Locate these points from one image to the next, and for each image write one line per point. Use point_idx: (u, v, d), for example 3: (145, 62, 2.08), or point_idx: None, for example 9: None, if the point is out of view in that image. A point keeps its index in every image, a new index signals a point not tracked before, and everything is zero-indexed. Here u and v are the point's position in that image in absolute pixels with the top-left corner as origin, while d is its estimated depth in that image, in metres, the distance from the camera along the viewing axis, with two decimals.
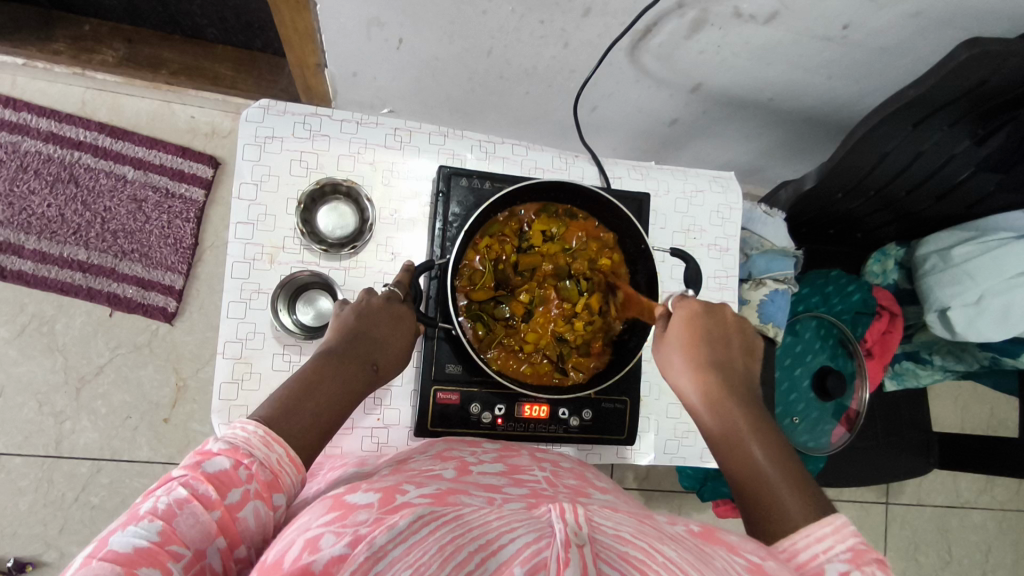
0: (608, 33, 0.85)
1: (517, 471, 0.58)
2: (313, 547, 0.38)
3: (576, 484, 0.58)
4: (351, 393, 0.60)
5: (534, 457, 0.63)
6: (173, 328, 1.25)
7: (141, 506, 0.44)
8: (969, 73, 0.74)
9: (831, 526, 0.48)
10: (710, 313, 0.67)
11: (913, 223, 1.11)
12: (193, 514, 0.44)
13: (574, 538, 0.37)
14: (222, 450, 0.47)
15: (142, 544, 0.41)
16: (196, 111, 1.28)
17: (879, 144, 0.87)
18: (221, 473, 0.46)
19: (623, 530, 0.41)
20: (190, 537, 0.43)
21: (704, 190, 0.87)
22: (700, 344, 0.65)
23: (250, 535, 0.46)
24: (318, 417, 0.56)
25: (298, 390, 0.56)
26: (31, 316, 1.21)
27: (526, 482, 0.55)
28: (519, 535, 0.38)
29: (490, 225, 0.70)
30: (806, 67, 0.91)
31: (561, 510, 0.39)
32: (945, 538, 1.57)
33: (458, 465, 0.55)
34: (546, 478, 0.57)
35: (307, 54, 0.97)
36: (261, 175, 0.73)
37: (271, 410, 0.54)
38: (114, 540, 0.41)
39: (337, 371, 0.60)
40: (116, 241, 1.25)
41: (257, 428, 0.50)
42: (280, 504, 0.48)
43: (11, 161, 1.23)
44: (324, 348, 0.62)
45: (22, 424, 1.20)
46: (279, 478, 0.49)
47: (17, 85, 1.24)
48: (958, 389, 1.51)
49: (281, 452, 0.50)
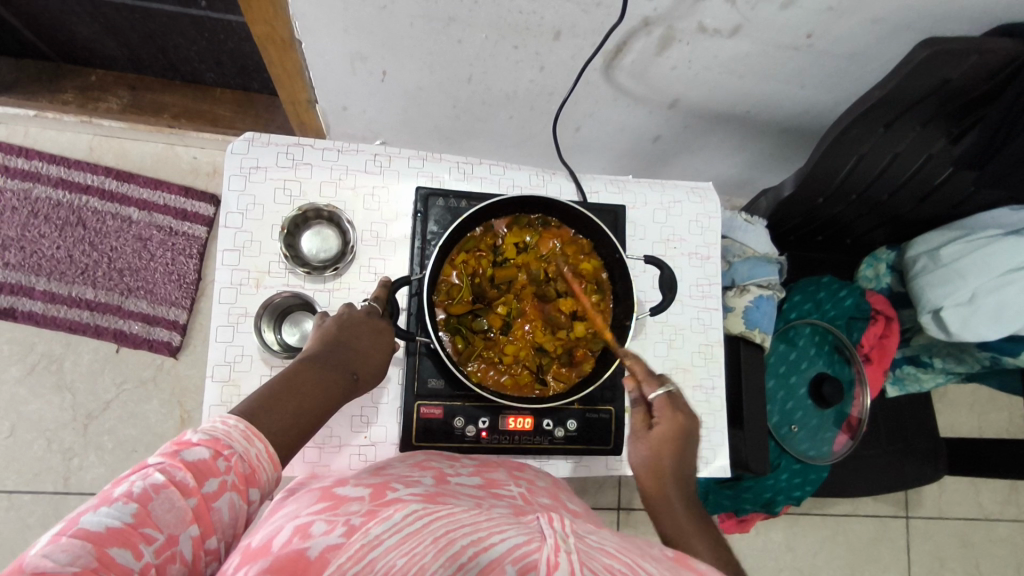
0: (581, 54, 0.88)
1: (493, 485, 0.58)
2: (304, 533, 0.39)
3: (549, 503, 0.56)
4: (331, 399, 0.61)
5: (511, 474, 0.63)
6: (178, 361, 1.28)
7: (115, 489, 0.44)
8: (930, 73, 0.75)
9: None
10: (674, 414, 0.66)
11: (901, 225, 1.11)
12: (170, 499, 0.44)
13: (563, 544, 0.38)
14: (201, 441, 0.48)
15: (114, 524, 0.42)
16: (198, 151, 1.33)
17: (854, 146, 0.88)
18: (199, 461, 0.46)
19: (608, 545, 0.41)
20: (165, 521, 0.43)
21: (682, 201, 0.88)
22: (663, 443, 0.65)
23: (222, 527, 0.46)
24: (299, 418, 0.56)
25: (280, 390, 0.57)
26: (40, 355, 1.25)
27: (503, 495, 0.55)
28: (509, 536, 0.39)
29: (466, 241, 0.72)
30: (777, 77, 0.93)
31: (549, 518, 0.41)
32: (971, 552, 1.51)
33: (437, 474, 0.56)
34: (521, 493, 0.57)
35: (297, 91, 1.01)
36: (247, 205, 0.76)
37: (252, 407, 0.54)
38: (85, 519, 0.41)
39: (319, 377, 0.60)
40: (122, 279, 1.30)
41: (238, 422, 0.51)
42: (253, 499, 0.49)
43: (23, 208, 1.29)
44: (307, 354, 0.62)
45: (33, 460, 1.22)
46: (257, 473, 0.49)
47: (29, 135, 1.30)
48: (971, 395, 1.48)
49: (261, 447, 0.51)
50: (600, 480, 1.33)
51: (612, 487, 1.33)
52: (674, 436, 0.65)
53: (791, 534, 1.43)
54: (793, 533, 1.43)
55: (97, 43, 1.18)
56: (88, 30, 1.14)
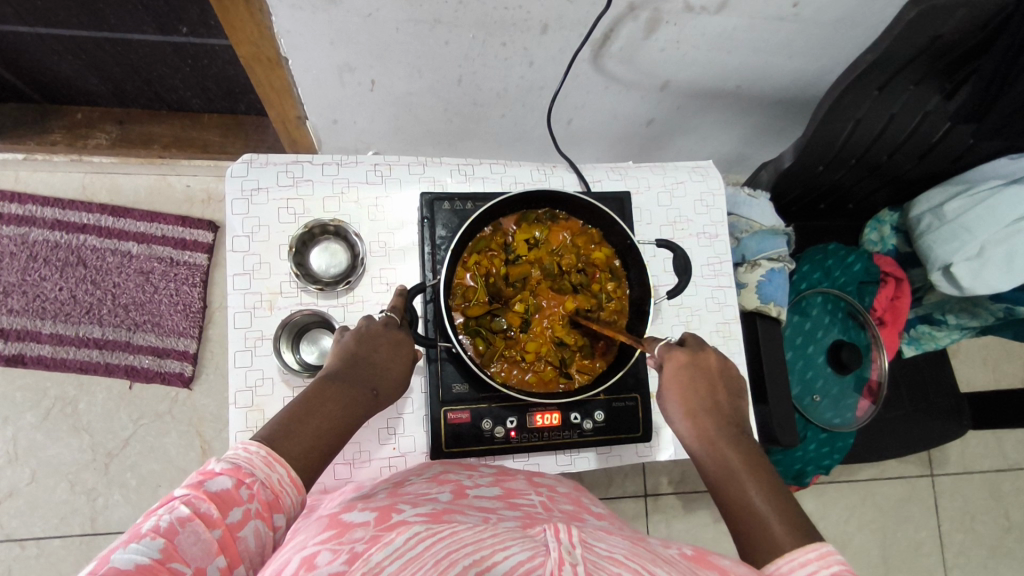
0: (569, 46, 0.88)
1: (513, 494, 0.56)
2: (309, 564, 0.39)
3: (571, 509, 0.56)
4: (351, 416, 0.60)
5: (530, 481, 0.62)
6: (192, 391, 1.28)
7: (142, 525, 0.43)
8: (921, 31, 0.75)
9: (817, 553, 0.46)
10: (694, 366, 0.66)
11: (902, 185, 1.11)
12: (195, 532, 0.43)
13: (568, 556, 0.37)
14: (224, 470, 0.47)
15: (143, 561, 0.40)
16: (191, 179, 1.33)
17: (850, 111, 0.88)
18: (222, 492, 0.45)
19: (617, 551, 0.40)
20: (191, 555, 0.42)
21: (684, 181, 0.88)
22: (694, 398, 0.65)
23: (249, 555, 0.45)
24: (320, 439, 0.56)
25: (300, 412, 0.57)
26: (54, 399, 1.24)
27: (520, 504, 0.54)
28: (513, 552, 0.37)
29: (477, 242, 0.72)
30: (766, 50, 0.92)
31: (555, 529, 0.39)
32: (1002, 505, 1.51)
33: (455, 488, 0.55)
34: (541, 501, 0.56)
35: (288, 109, 1.01)
36: (253, 227, 0.75)
37: (274, 431, 0.54)
38: (115, 558, 0.40)
39: (337, 394, 0.60)
40: (128, 315, 1.29)
41: (259, 448, 0.50)
42: (280, 524, 0.48)
43: (22, 252, 1.28)
44: (325, 372, 0.62)
45: (56, 505, 1.21)
46: (280, 499, 0.49)
47: (20, 179, 1.29)
48: (984, 348, 1.48)
49: (282, 473, 0.50)
50: (625, 468, 1.33)
51: (637, 474, 1.33)
52: (694, 383, 0.66)
53: (821, 504, 1.43)
54: (822, 503, 1.43)
55: (80, 80, 1.17)
56: (70, 68, 1.13)
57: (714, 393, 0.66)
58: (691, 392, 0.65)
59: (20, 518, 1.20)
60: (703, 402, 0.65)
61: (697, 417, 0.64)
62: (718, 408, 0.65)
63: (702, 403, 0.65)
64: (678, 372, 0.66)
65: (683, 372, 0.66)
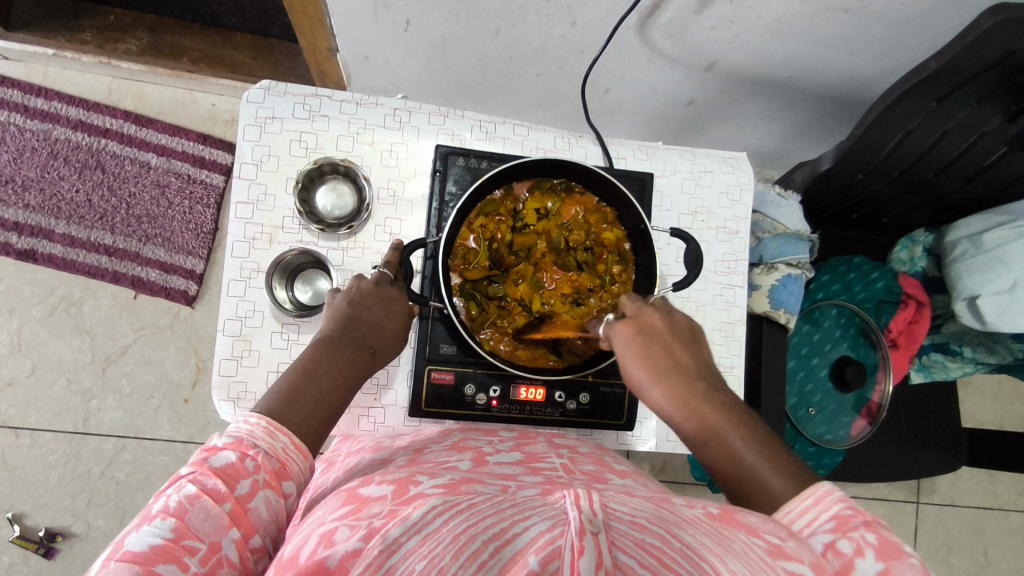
0: (616, 10, 0.83)
1: (534, 459, 0.55)
2: (328, 541, 0.38)
3: (593, 470, 0.55)
4: (351, 378, 0.59)
5: (551, 444, 0.61)
6: (195, 310, 1.29)
7: (153, 506, 0.44)
8: (993, 45, 0.69)
9: (814, 498, 0.48)
10: (642, 334, 0.61)
11: (943, 207, 1.05)
12: (205, 509, 0.43)
13: (589, 525, 0.35)
14: (227, 444, 0.47)
15: (156, 542, 0.41)
16: (217, 98, 1.31)
17: (901, 121, 0.82)
18: (228, 466, 0.46)
19: (640, 516, 0.40)
20: (204, 531, 0.43)
21: (713, 170, 0.84)
22: (653, 364, 0.60)
23: (263, 525, 0.45)
24: (320, 405, 0.55)
25: (298, 380, 0.56)
26: (60, 298, 1.26)
27: (541, 469, 0.52)
28: (534, 524, 0.37)
29: (485, 204, 0.70)
30: (824, 43, 0.87)
31: (575, 496, 0.38)
32: (982, 541, 1.50)
33: (475, 454, 0.54)
34: (562, 464, 0.55)
35: (318, 38, 0.97)
36: (262, 155, 0.73)
37: (274, 401, 0.53)
38: (129, 541, 0.41)
39: (335, 358, 0.59)
40: (140, 226, 1.29)
41: (260, 420, 0.50)
42: (289, 492, 0.48)
43: (43, 148, 1.28)
44: (321, 335, 0.61)
45: (53, 401, 1.24)
46: (286, 467, 0.49)
47: (49, 74, 1.28)
48: (997, 385, 1.44)
49: (286, 441, 0.50)
50: None
51: None
52: (648, 348, 0.61)
53: None
54: None
55: None
56: None
57: (671, 349, 0.61)
58: (648, 360, 0.60)
59: (17, 407, 1.24)
60: (665, 366, 0.60)
61: (664, 384, 0.59)
62: (683, 365, 0.60)
63: (663, 366, 0.60)
64: (629, 345, 0.61)
65: (632, 342, 0.61)
